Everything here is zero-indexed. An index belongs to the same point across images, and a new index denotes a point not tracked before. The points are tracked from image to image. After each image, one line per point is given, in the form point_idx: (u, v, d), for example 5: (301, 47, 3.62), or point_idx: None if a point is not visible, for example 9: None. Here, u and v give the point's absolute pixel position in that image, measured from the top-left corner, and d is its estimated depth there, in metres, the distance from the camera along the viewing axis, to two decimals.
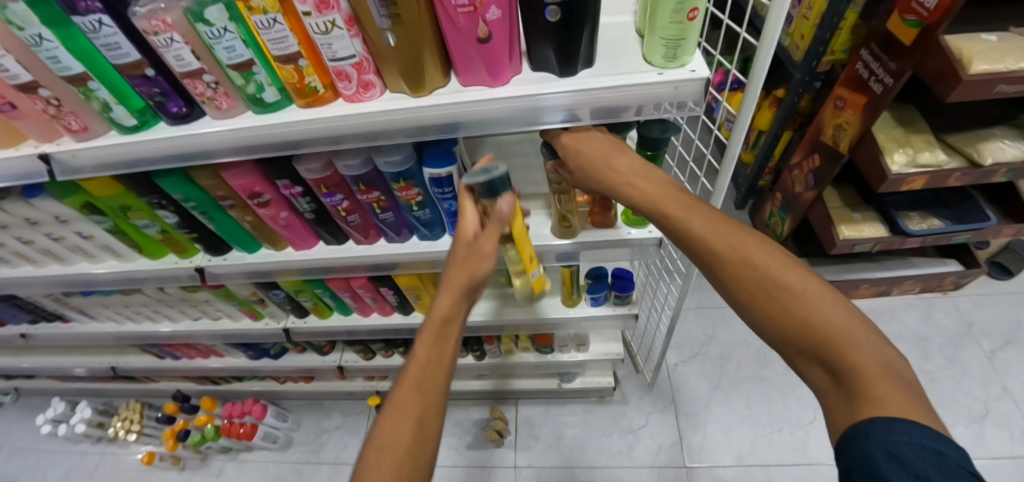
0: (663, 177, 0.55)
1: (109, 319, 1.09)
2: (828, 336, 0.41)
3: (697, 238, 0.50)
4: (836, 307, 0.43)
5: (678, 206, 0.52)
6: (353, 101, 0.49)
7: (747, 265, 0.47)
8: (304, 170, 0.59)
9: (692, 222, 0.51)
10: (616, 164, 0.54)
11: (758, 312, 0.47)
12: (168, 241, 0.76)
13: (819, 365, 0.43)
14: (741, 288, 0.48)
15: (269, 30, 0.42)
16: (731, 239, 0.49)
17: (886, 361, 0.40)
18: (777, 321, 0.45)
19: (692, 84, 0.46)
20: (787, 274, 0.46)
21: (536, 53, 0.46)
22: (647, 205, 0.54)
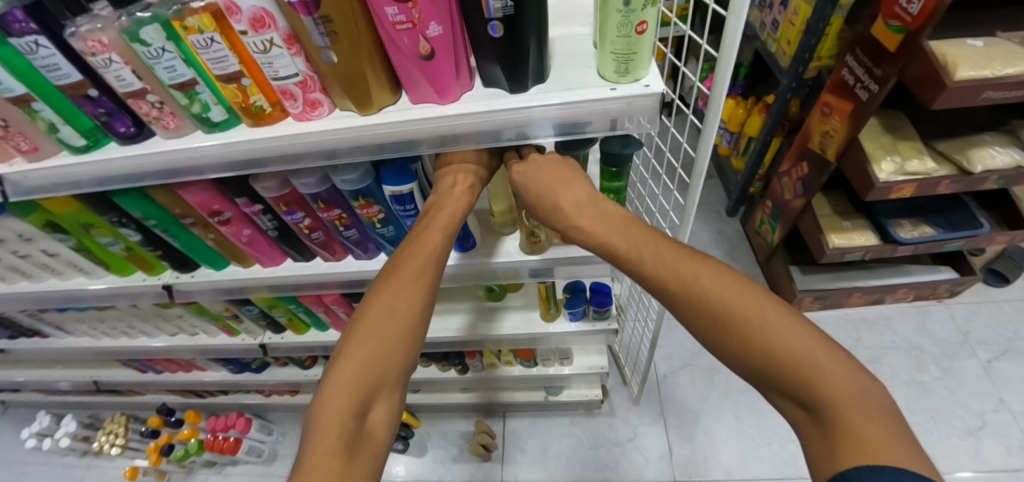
0: (612, 212, 0.54)
1: (86, 334, 1.08)
2: (795, 373, 0.40)
3: (653, 276, 0.48)
4: (802, 341, 0.41)
5: (628, 244, 0.50)
6: (302, 119, 0.48)
7: (702, 300, 0.45)
8: (261, 189, 0.58)
9: (646, 259, 0.49)
10: (562, 202, 0.53)
11: (724, 348, 0.45)
12: (134, 258, 0.74)
13: (795, 403, 0.41)
14: (703, 326, 0.46)
15: (207, 49, 0.41)
16: (690, 271, 0.46)
17: (862, 394, 0.38)
18: (743, 359, 0.43)
19: (645, 100, 0.45)
20: (747, 306, 0.43)
21: (485, 69, 0.45)
22: (597, 245, 0.53)
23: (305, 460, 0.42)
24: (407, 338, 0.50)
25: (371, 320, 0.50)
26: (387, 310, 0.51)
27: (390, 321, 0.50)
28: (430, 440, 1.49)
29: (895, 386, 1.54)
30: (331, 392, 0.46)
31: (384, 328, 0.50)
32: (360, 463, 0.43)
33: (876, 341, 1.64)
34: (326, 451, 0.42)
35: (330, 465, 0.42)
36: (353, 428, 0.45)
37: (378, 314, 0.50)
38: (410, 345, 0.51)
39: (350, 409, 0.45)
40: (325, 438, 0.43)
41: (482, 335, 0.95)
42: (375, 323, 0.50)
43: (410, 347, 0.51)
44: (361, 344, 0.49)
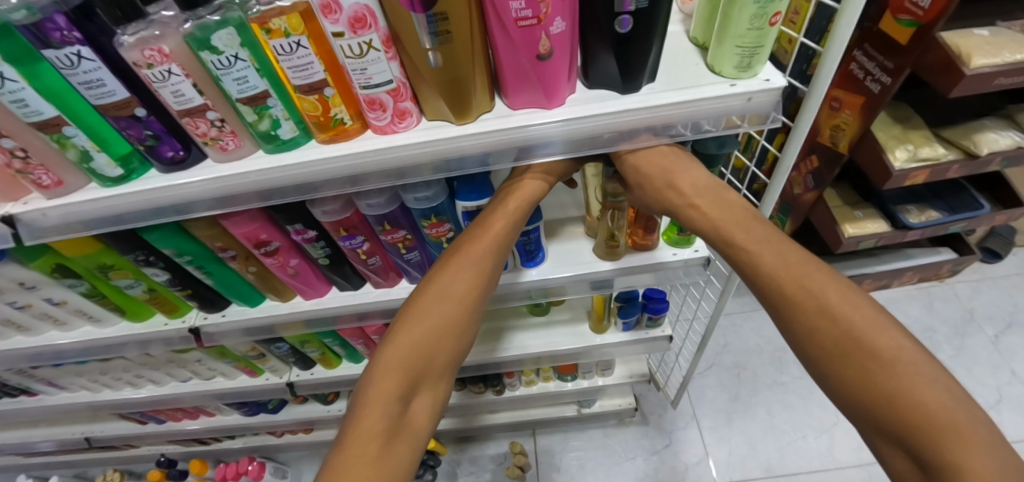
0: (733, 202, 0.52)
1: (82, 388, 0.97)
2: (909, 412, 0.40)
3: (770, 278, 0.48)
4: (930, 389, 0.40)
5: (749, 238, 0.50)
6: (385, 132, 0.43)
7: (821, 311, 0.45)
8: (320, 213, 0.52)
9: (763, 256, 0.49)
10: (678, 182, 0.50)
11: (836, 373, 0.44)
12: (156, 301, 0.66)
13: (898, 447, 0.41)
14: (816, 343, 0.45)
15: (291, 55, 0.35)
16: (822, 286, 0.46)
17: (993, 456, 0.37)
18: (849, 383, 0.43)
19: (766, 95, 0.42)
20: (875, 334, 0.43)
21: (595, 68, 0.41)
22: (710, 231, 0.51)
23: (347, 440, 0.45)
24: (453, 333, 0.51)
25: (423, 312, 0.50)
26: (437, 301, 0.50)
27: (440, 314, 0.50)
28: (459, 467, 1.41)
29: None
30: (378, 376, 0.48)
31: (432, 321, 0.50)
32: (397, 450, 0.46)
33: None
34: (362, 434, 0.45)
35: (367, 448, 0.44)
36: (393, 415, 0.47)
37: (430, 305, 0.50)
38: (458, 338, 0.51)
39: (394, 396, 0.47)
40: (368, 423, 0.46)
41: (529, 353, 0.89)
42: (428, 315, 0.50)
43: (459, 340, 0.51)
44: (410, 334, 0.50)
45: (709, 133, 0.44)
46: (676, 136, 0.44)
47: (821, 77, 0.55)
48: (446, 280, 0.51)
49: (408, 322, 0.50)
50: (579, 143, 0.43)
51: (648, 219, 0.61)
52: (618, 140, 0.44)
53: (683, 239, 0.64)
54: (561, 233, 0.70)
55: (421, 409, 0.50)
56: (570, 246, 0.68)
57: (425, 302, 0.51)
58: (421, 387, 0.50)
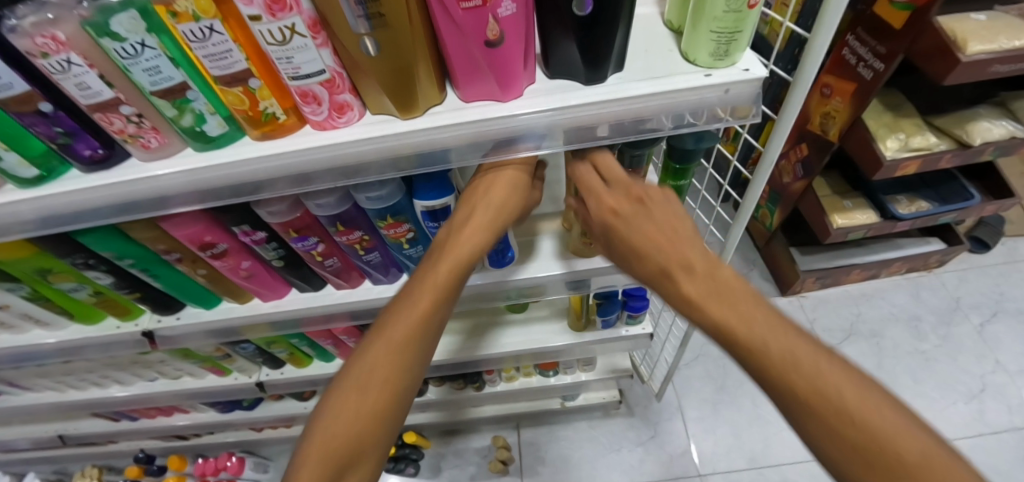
0: (679, 223, 0.45)
1: (46, 389, 0.93)
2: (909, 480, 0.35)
3: (715, 323, 0.42)
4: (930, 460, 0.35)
5: (690, 272, 0.43)
6: (324, 128, 0.39)
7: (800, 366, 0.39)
8: (267, 214, 0.48)
9: (706, 296, 0.42)
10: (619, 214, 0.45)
11: (804, 424, 0.39)
12: (105, 303, 0.63)
13: None
14: (779, 394, 0.40)
15: (205, 42, 0.31)
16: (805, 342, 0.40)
17: None
18: (819, 437, 0.38)
19: (745, 87, 0.38)
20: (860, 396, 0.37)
21: (556, 55, 0.37)
22: (648, 265, 0.45)
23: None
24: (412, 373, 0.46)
25: (377, 359, 0.45)
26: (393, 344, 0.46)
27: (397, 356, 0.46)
28: (443, 461, 1.40)
29: (898, 358, 1.54)
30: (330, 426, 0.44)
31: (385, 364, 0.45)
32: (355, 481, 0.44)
33: (876, 316, 1.62)
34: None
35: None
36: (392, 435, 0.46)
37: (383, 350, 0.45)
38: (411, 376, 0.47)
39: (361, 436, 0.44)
40: (329, 437, 0.43)
41: (507, 352, 0.86)
42: (382, 361, 0.45)
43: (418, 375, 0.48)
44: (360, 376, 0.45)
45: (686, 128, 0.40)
46: (648, 133, 0.40)
47: (807, 66, 0.51)
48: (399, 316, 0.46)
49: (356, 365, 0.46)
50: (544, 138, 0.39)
51: None
52: (584, 137, 0.40)
53: None
54: (535, 230, 0.66)
55: (379, 446, 0.46)
56: (543, 244, 0.64)
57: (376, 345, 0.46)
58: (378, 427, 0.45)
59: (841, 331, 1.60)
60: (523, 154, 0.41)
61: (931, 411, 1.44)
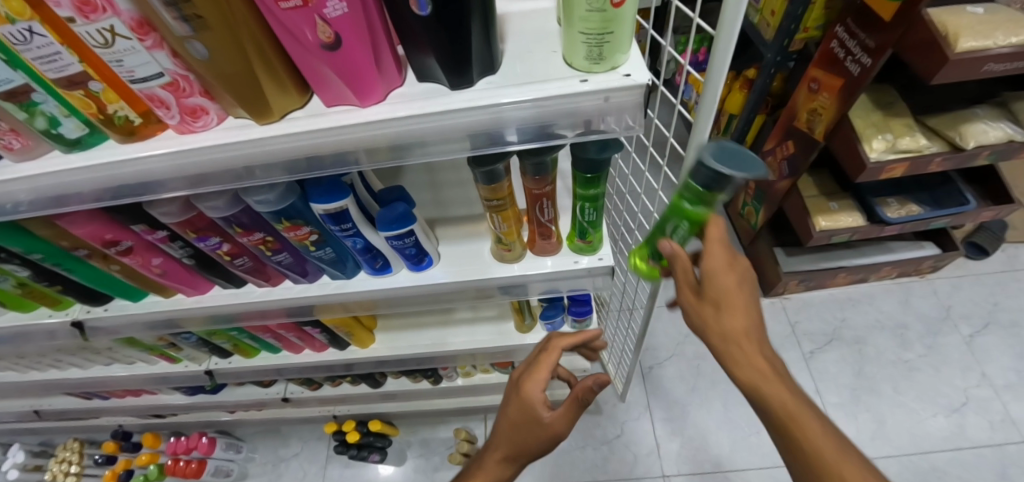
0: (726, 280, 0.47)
1: (7, 369, 0.96)
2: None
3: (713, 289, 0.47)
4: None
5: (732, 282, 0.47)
6: (183, 132, 0.37)
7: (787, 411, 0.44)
8: (160, 214, 0.47)
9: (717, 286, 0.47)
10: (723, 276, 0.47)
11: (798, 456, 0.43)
12: (31, 294, 0.63)
13: None
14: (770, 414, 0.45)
15: (28, 45, 0.29)
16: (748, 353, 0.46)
17: None
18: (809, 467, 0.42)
19: (628, 95, 0.35)
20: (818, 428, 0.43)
21: (417, 59, 0.34)
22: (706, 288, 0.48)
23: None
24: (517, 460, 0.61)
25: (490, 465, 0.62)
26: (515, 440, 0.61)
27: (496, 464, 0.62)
28: (409, 449, 1.42)
29: (880, 366, 1.50)
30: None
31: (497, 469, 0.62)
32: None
33: (860, 322, 1.58)
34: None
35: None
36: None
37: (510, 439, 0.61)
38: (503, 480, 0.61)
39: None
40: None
41: (452, 351, 0.86)
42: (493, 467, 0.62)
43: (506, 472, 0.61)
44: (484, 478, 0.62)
45: (572, 139, 0.37)
46: (554, 143, 0.38)
47: (717, 68, 0.40)
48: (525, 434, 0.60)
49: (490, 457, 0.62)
50: (489, 138, 0.37)
51: (544, 225, 0.54)
52: (453, 148, 0.38)
53: (588, 246, 0.58)
54: (465, 231, 0.64)
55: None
56: (467, 247, 0.63)
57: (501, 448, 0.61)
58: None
59: (822, 336, 1.56)
60: (499, 149, 0.38)
61: (908, 422, 1.41)
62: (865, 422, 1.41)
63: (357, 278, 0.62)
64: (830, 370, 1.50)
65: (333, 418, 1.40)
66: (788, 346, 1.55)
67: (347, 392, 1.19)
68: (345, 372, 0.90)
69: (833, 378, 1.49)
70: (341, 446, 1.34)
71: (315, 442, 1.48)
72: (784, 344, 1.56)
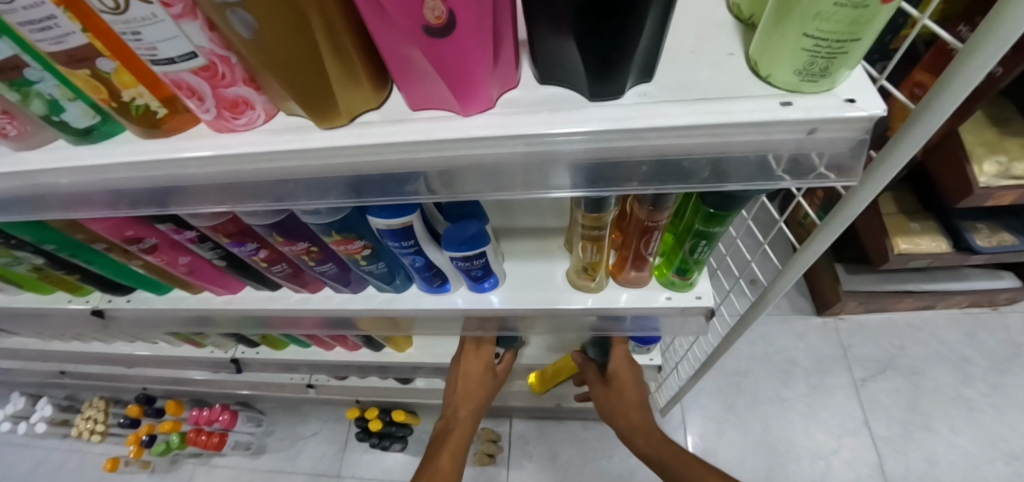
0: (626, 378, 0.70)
1: (32, 336, 0.93)
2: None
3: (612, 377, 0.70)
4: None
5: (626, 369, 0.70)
6: (221, 130, 0.28)
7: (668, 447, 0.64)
8: (188, 216, 0.39)
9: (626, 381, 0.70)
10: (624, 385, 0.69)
11: None
12: (49, 280, 0.57)
13: None
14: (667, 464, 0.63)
15: (10, 4, 0.20)
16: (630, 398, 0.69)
17: None
18: None
19: (837, 130, 0.24)
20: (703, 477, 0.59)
21: (551, 55, 0.25)
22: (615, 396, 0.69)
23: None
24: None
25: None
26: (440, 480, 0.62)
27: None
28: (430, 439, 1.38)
29: (938, 402, 1.38)
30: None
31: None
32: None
33: (921, 352, 1.45)
34: None
35: None
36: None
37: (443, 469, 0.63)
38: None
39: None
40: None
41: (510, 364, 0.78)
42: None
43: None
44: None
45: (699, 184, 0.28)
46: (666, 190, 0.28)
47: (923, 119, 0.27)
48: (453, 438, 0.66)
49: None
50: (527, 180, 0.29)
51: (640, 256, 0.44)
52: (532, 183, 0.29)
53: (684, 283, 0.48)
54: (538, 249, 0.55)
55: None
56: (537, 268, 0.53)
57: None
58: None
59: (877, 364, 1.44)
60: (540, 195, 0.30)
61: (963, 466, 1.29)
62: (915, 461, 1.31)
63: (408, 292, 0.53)
64: (881, 401, 1.39)
65: (354, 403, 1.36)
66: (838, 371, 1.44)
67: (373, 384, 1.14)
68: (375, 373, 0.83)
69: (885, 410, 1.37)
70: (363, 432, 1.31)
71: (335, 423, 1.45)
72: (832, 368, 1.44)
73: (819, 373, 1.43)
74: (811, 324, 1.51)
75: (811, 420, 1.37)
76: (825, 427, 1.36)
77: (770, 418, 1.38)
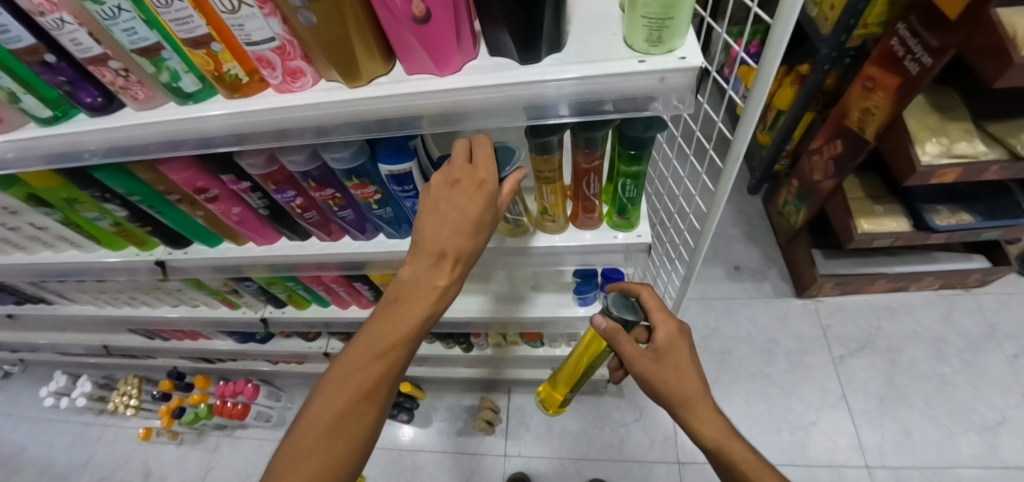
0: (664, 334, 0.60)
1: (89, 302, 1.07)
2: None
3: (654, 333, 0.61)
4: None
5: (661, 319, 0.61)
6: (283, 91, 0.42)
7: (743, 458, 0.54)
8: (247, 166, 0.53)
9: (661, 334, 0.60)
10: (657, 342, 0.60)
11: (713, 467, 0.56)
12: (123, 233, 0.71)
13: None
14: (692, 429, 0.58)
15: (168, 8, 0.34)
16: (689, 385, 0.59)
17: None
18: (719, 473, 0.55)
19: (680, 77, 0.39)
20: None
21: (493, 36, 0.39)
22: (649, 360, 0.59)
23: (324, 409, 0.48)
24: (381, 406, 0.49)
25: (313, 439, 0.46)
26: (375, 372, 0.48)
27: (339, 438, 0.47)
28: (435, 412, 1.50)
29: (913, 377, 1.45)
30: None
31: (336, 438, 0.47)
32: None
33: (897, 331, 1.53)
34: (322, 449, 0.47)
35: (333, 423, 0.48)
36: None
37: (378, 364, 0.48)
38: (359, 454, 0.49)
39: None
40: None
41: (500, 318, 0.91)
42: (318, 441, 0.46)
43: (375, 428, 0.49)
44: (306, 462, 0.46)
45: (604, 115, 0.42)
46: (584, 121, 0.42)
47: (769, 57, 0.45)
48: (405, 312, 0.48)
49: (325, 400, 0.48)
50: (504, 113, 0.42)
51: (588, 198, 0.58)
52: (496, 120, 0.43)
53: (626, 223, 0.61)
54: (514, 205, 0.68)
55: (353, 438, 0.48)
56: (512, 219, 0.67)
57: (355, 379, 0.48)
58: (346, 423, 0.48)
59: (854, 342, 1.52)
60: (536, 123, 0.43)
61: (936, 436, 1.36)
62: (891, 432, 1.37)
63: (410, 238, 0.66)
64: (859, 377, 1.46)
65: None
66: (817, 349, 1.52)
67: None
68: None
69: (862, 384, 1.45)
70: None
71: None
72: (812, 346, 1.53)
73: (800, 350, 1.52)
74: (792, 305, 1.61)
75: (792, 394, 1.45)
76: (805, 400, 1.44)
77: (752, 392, 1.46)
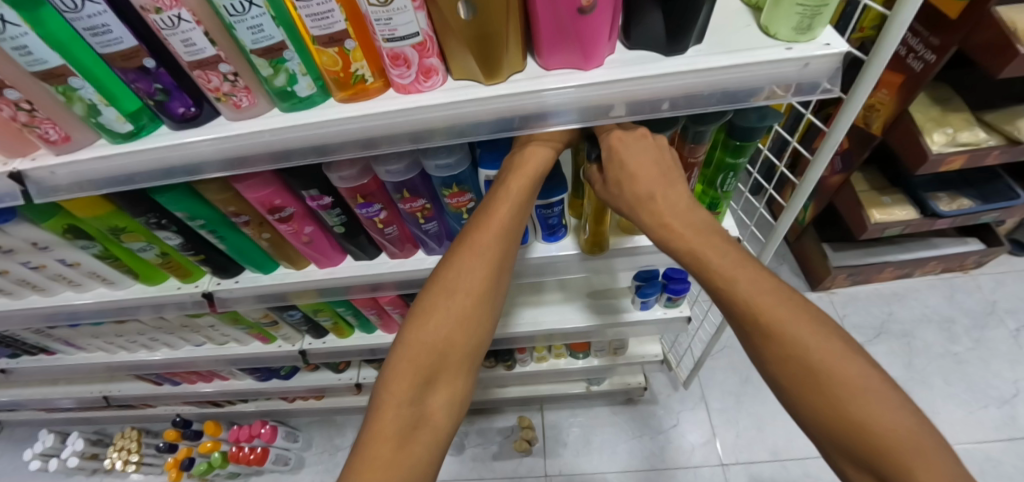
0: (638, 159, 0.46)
1: (99, 348, 0.98)
2: (891, 460, 0.36)
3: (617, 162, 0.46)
4: (929, 458, 0.36)
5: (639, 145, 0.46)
6: (409, 91, 0.40)
7: (778, 323, 0.41)
8: (337, 178, 0.49)
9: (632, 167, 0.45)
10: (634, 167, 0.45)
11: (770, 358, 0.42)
12: (168, 265, 0.66)
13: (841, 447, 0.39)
14: (744, 318, 0.43)
15: (310, 2, 0.32)
16: (695, 236, 0.45)
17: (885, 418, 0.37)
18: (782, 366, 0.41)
19: (825, 61, 0.39)
20: (839, 361, 0.39)
21: (640, 27, 0.38)
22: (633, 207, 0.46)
23: (419, 316, 0.48)
24: (473, 310, 0.48)
25: (427, 316, 0.48)
26: (482, 248, 0.48)
27: (453, 312, 0.48)
28: (466, 438, 1.43)
29: (929, 359, 1.49)
30: (369, 452, 0.45)
31: (446, 315, 0.48)
32: (411, 450, 0.45)
33: (908, 315, 1.58)
34: (417, 361, 0.47)
35: (430, 332, 0.48)
36: (409, 416, 0.47)
37: (486, 239, 0.48)
38: (473, 331, 0.49)
39: (406, 398, 0.47)
40: (382, 425, 0.46)
41: (558, 329, 0.88)
42: (431, 319, 0.48)
43: (487, 304, 0.49)
44: (426, 332, 0.48)
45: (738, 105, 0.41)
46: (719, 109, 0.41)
47: (887, 43, 0.45)
48: (491, 208, 0.47)
49: (439, 279, 0.49)
50: (636, 106, 0.41)
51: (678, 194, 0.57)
52: (633, 111, 0.41)
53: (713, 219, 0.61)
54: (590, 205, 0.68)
55: (440, 405, 0.48)
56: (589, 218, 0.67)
57: (465, 257, 0.48)
58: (436, 382, 0.48)
59: (870, 329, 1.56)
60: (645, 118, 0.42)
61: (960, 414, 1.39)
62: None
63: None
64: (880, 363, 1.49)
65: None
66: None
67: None
68: None
69: None
70: None
71: None
72: None
73: None
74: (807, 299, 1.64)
75: None
76: None
77: None
